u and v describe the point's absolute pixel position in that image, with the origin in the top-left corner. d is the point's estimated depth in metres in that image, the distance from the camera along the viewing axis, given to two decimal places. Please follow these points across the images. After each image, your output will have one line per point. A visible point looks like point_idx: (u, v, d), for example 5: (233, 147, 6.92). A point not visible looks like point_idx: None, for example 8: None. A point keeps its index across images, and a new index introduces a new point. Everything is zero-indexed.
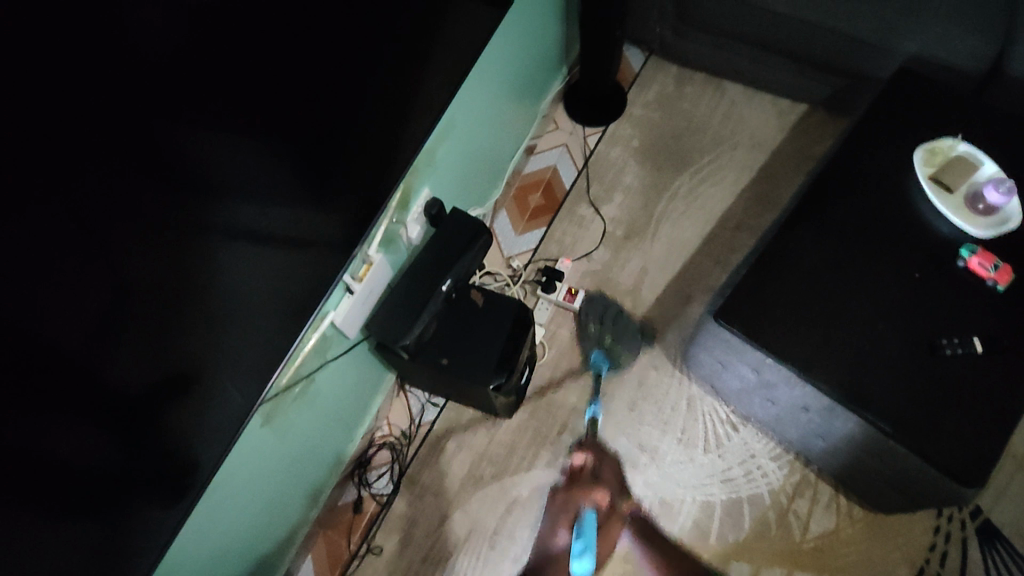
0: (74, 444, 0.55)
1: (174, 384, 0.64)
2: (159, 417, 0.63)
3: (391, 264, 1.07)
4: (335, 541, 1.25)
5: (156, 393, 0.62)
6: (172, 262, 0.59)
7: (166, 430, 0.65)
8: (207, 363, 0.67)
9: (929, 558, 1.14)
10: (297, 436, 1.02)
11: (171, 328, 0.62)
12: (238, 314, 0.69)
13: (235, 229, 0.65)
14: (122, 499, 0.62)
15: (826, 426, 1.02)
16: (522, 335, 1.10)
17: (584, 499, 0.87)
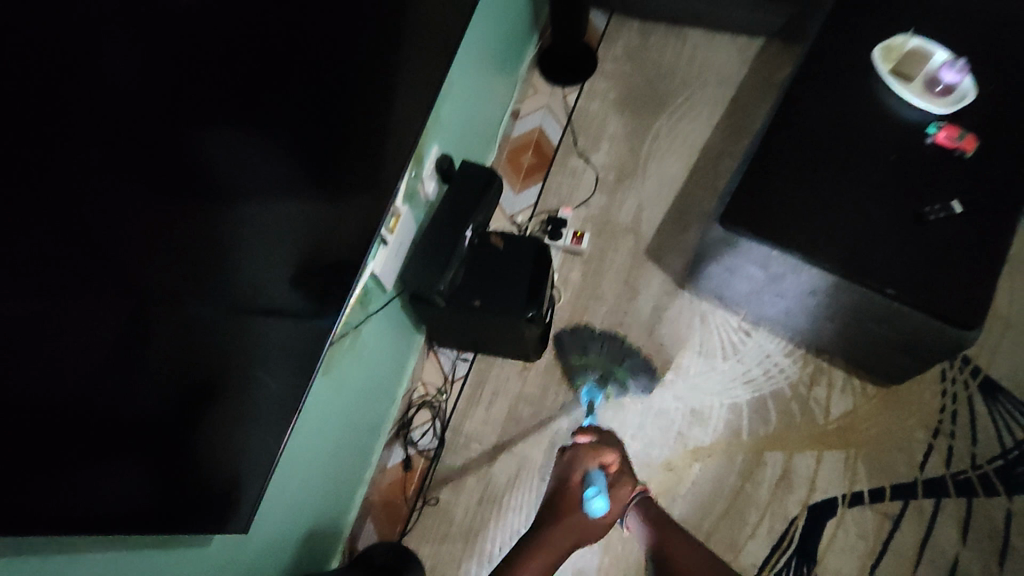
0: (165, 377, 0.52)
1: (256, 319, 0.62)
2: (242, 354, 0.61)
3: (414, 218, 1.13)
4: (391, 499, 1.29)
5: (235, 327, 0.59)
6: (250, 189, 0.57)
7: (251, 369, 0.62)
8: (286, 297, 0.66)
9: (941, 419, 1.24)
10: (349, 392, 1.07)
11: (246, 257, 0.59)
12: (278, 276, 0.64)
13: (262, 189, 0.59)
14: (181, 495, 0.57)
15: (834, 305, 1.12)
16: (545, 269, 1.17)
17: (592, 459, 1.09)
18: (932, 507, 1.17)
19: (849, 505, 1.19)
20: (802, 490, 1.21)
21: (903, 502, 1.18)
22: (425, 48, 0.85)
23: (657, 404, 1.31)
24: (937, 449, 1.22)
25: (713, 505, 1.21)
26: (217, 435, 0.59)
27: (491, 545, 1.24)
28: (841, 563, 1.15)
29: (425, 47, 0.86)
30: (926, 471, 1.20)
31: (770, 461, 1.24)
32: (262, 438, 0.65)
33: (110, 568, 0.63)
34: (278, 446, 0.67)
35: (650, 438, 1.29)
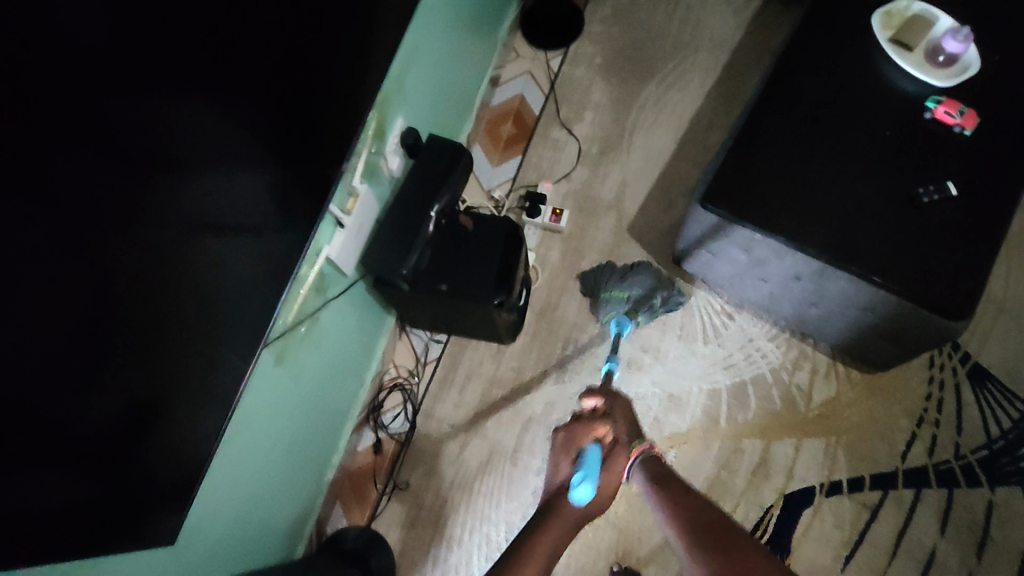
0: (74, 389, 0.49)
1: (177, 320, 0.58)
2: (163, 357, 0.57)
3: (375, 197, 1.07)
4: (360, 484, 1.26)
5: (156, 330, 0.55)
6: (160, 181, 0.53)
7: (172, 371, 0.59)
8: (213, 297, 0.62)
9: (926, 407, 1.20)
10: (309, 380, 1.03)
11: (164, 256, 0.55)
12: (213, 285, 0.61)
13: (189, 199, 0.56)
14: (111, 515, 0.56)
15: (818, 291, 1.06)
16: (515, 252, 1.11)
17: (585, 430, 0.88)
18: (911, 497, 1.15)
19: (827, 494, 1.16)
20: (780, 479, 1.18)
21: (882, 491, 1.15)
22: (375, 17, 0.78)
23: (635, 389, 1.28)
24: (920, 438, 1.18)
25: None
26: (136, 443, 0.56)
27: (462, 531, 1.22)
28: (816, 553, 1.13)
29: (375, 16, 0.78)
30: (908, 460, 1.17)
31: (748, 449, 1.20)
32: (186, 451, 0.63)
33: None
34: (206, 448, 0.65)
35: None
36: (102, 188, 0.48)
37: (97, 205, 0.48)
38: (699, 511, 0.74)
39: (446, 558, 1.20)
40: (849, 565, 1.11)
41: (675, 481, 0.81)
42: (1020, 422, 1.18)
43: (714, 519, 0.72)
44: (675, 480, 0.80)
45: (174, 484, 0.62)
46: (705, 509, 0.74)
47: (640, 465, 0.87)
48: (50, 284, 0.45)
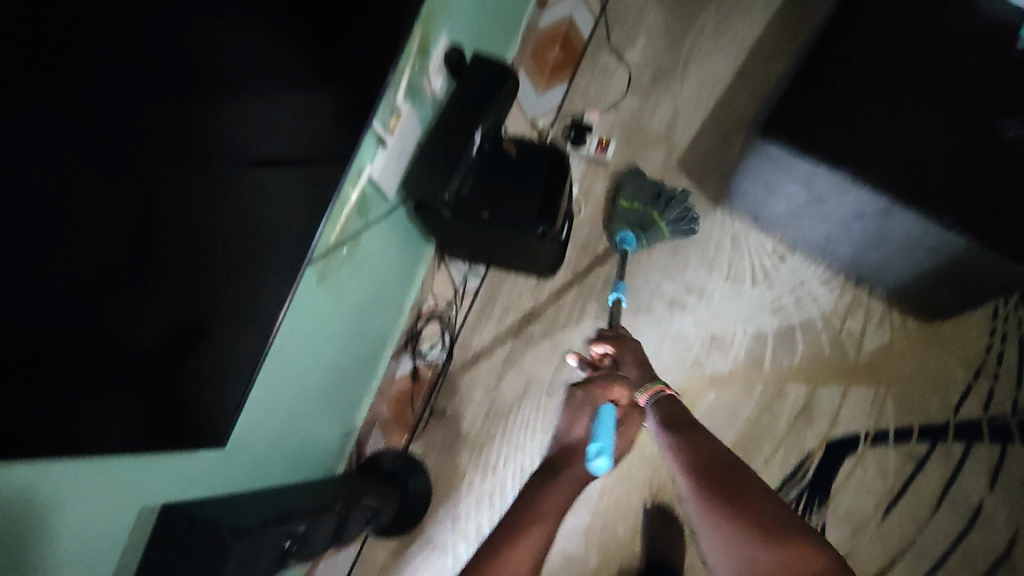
0: (117, 292, 0.48)
1: (228, 230, 0.55)
2: (213, 267, 0.55)
3: (418, 118, 1.02)
4: (398, 409, 1.28)
5: (203, 239, 0.53)
6: (207, 78, 0.50)
7: (223, 284, 0.57)
8: (267, 208, 0.59)
9: (985, 360, 1.14)
10: (350, 304, 1.03)
11: (213, 160, 0.52)
12: (261, 200, 0.58)
13: (233, 105, 0.52)
14: (161, 417, 0.56)
15: (881, 232, 1.00)
16: (561, 182, 1.07)
17: (604, 395, 0.84)
18: (960, 451, 1.11)
19: (871, 444, 1.13)
20: (823, 425, 1.15)
21: (930, 444, 1.12)
22: None
23: (676, 329, 1.25)
24: (976, 392, 1.13)
25: (724, 434, 1.17)
26: (184, 354, 0.56)
27: (496, 459, 1.23)
28: (855, 500, 1.11)
29: None
30: (961, 414, 1.12)
31: (791, 393, 1.17)
32: (238, 364, 0.62)
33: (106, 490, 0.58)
34: (256, 364, 0.63)
35: (665, 363, 1.23)
36: (134, 83, 0.45)
37: (129, 101, 0.45)
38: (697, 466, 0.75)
39: (481, 484, 1.22)
40: (889, 514, 1.09)
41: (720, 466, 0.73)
42: None
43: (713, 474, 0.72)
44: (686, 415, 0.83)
45: (223, 397, 0.62)
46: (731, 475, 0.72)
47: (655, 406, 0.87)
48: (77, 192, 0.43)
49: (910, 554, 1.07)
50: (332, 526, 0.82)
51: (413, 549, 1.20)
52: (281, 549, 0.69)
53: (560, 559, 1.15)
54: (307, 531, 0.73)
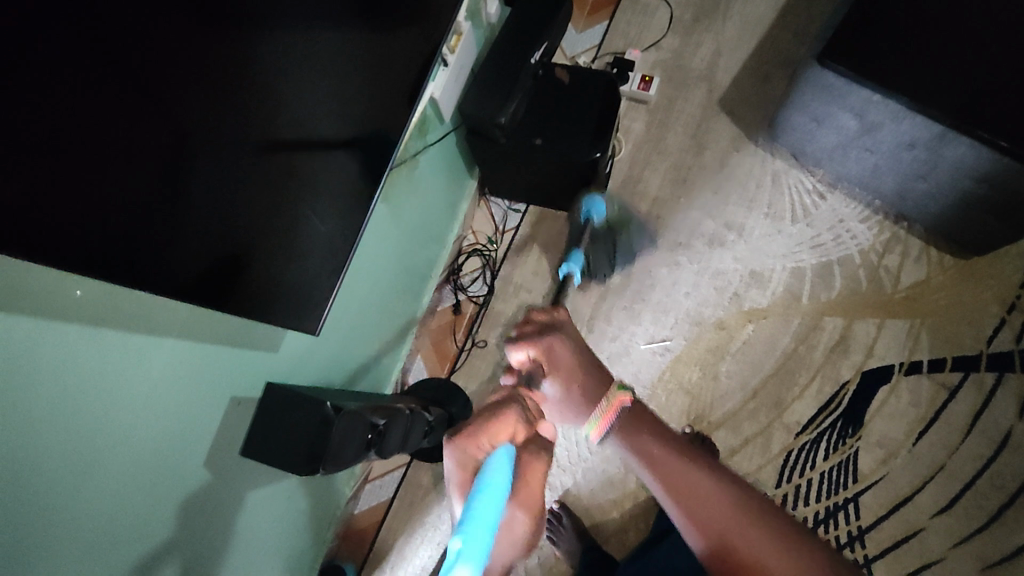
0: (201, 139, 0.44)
1: (307, 90, 0.52)
2: (293, 131, 0.52)
3: (475, 41, 1.03)
4: (441, 340, 1.31)
5: (282, 94, 0.50)
6: None
7: (306, 152, 0.54)
8: (348, 76, 0.56)
9: (1020, 295, 1.18)
10: (404, 229, 1.04)
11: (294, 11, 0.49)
12: (309, 133, 0.54)
13: (284, 22, 0.48)
14: (252, 293, 0.53)
15: (931, 160, 1.02)
16: (613, 109, 1.08)
17: (481, 441, 0.67)
18: (993, 381, 1.14)
19: (906, 374, 1.16)
20: (859, 356, 1.18)
21: (963, 374, 1.15)
22: None
23: (715, 265, 1.27)
24: (1009, 325, 1.16)
25: (762, 365, 1.20)
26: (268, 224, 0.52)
27: None
28: (889, 427, 1.14)
29: None
30: (994, 346, 1.16)
31: (829, 326, 1.20)
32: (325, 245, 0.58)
33: (181, 360, 0.61)
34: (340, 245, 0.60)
35: (704, 298, 1.26)
36: None
37: None
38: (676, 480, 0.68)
39: None
40: (921, 440, 1.13)
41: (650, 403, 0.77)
42: None
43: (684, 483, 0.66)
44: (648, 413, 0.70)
45: (308, 281, 0.58)
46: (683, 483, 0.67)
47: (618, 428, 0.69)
48: (123, 117, 0.39)
49: (941, 477, 1.11)
50: (403, 428, 0.84)
51: None
52: (366, 439, 0.72)
53: (601, 482, 1.19)
54: (387, 427, 0.76)
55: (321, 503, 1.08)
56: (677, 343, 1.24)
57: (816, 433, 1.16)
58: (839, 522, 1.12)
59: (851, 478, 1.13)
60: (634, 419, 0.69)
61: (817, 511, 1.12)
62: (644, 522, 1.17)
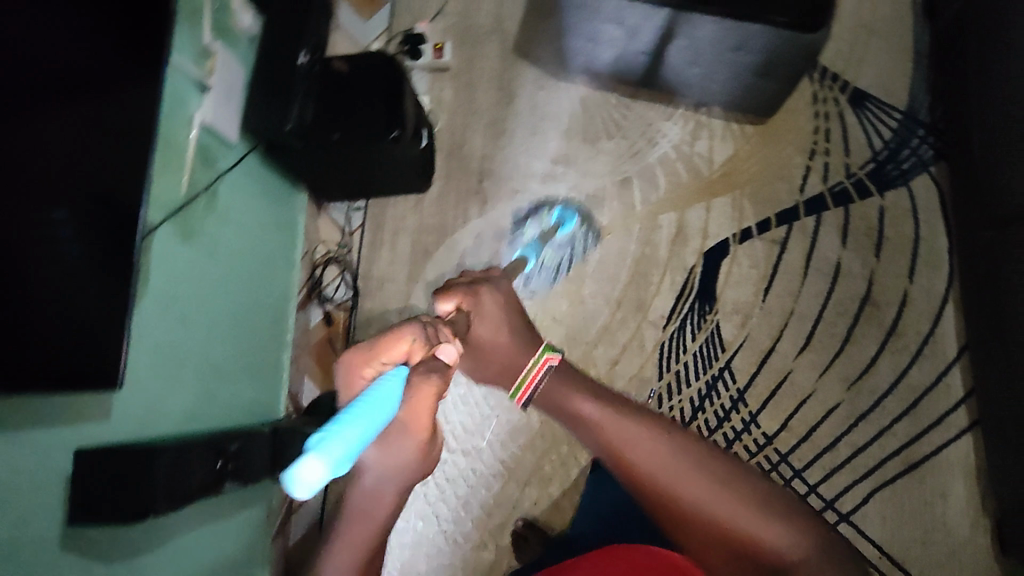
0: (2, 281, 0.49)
1: (89, 212, 0.56)
2: (92, 243, 0.57)
3: (236, 57, 1.01)
4: (322, 354, 1.32)
5: (67, 219, 0.54)
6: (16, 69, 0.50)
7: (106, 249, 0.58)
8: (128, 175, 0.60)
9: (816, 141, 1.28)
10: (232, 259, 1.04)
11: (43, 145, 0.52)
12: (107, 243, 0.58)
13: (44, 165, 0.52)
14: (80, 375, 0.55)
15: (693, 43, 1.09)
16: (400, 86, 1.10)
17: None
18: (813, 223, 1.25)
19: (740, 242, 1.26)
20: (697, 240, 1.27)
21: (787, 225, 1.25)
22: None
23: (555, 200, 1.33)
24: (815, 169, 1.27)
25: (617, 277, 1.27)
26: (97, 332, 0.57)
27: None
28: (739, 293, 1.24)
29: None
30: (806, 192, 1.26)
31: (665, 222, 1.28)
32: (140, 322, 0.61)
33: None
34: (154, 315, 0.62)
35: (552, 234, 1.32)
36: None
37: None
38: (700, 490, 0.71)
39: None
40: (768, 295, 1.23)
41: (621, 411, 0.80)
42: (899, 131, 1.28)
43: (732, 505, 0.70)
44: (612, 406, 0.80)
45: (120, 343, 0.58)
46: (711, 484, 0.72)
47: (546, 388, 0.87)
48: None
49: (794, 321, 1.22)
50: (268, 448, 0.86)
51: None
52: (216, 468, 0.74)
53: (507, 431, 1.24)
54: (243, 449, 0.79)
55: (239, 525, 1.09)
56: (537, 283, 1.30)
57: (679, 321, 1.24)
58: (720, 391, 1.21)
59: (720, 349, 1.23)
60: (559, 381, 0.86)
61: (699, 389, 1.22)
62: (557, 453, 1.23)
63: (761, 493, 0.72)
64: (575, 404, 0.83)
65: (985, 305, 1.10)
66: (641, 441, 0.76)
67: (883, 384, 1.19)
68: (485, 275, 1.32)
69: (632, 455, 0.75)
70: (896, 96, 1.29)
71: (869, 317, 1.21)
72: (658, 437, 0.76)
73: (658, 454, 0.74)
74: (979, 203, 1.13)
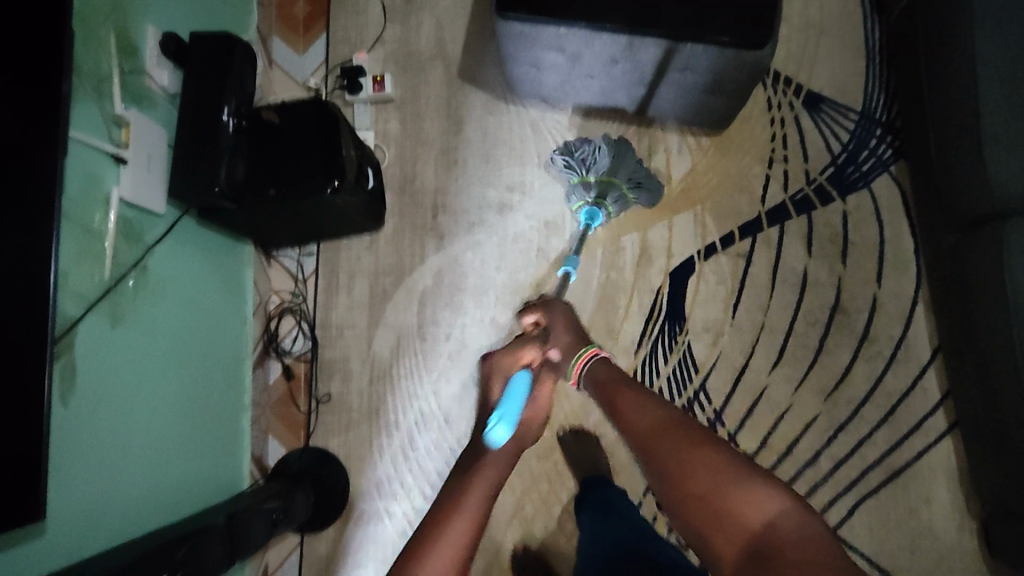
0: None
1: None
2: None
3: (155, 121, 0.96)
4: (285, 411, 1.26)
5: None
6: None
7: None
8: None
9: (774, 148, 1.25)
10: (172, 332, 0.99)
11: None
12: None
13: None
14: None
15: (637, 65, 1.05)
16: (335, 131, 1.05)
17: None
18: (777, 233, 1.22)
19: (706, 258, 1.23)
20: (662, 260, 1.23)
21: (751, 238, 1.23)
22: None
23: (513, 229, 1.28)
24: (774, 177, 1.24)
25: (584, 304, 1.24)
26: None
27: (397, 415, 1.25)
28: (708, 311, 1.21)
29: None
30: (768, 201, 1.23)
31: (628, 244, 1.24)
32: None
33: None
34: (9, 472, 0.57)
35: (515, 265, 1.27)
36: None
37: None
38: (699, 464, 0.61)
39: (390, 443, 1.24)
40: (738, 312, 1.21)
41: (625, 388, 0.76)
42: (856, 132, 1.25)
43: (722, 482, 0.58)
44: (623, 382, 0.77)
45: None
46: (713, 456, 0.61)
47: (590, 370, 0.86)
48: None
49: (765, 336, 1.19)
50: (224, 540, 0.83)
51: (350, 528, 1.22)
52: None
53: None
54: (192, 552, 0.77)
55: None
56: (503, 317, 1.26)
57: (650, 345, 1.21)
58: (696, 413, 1.18)
59: (693, 371, 1.20)
60: (600, 365, 0.85)
61: None
62: (537, 493, 1.19)
63: (747, 478, 0.58)
64: (606, 376, 0.82)
65: (954, 308, 1.08)
66: (641, 413, 0.70)
67: (859, 393, 1.17)
68: (448, 312, 1.27)
69: (625, 420, 0.71)
70: (851, 97, 1.27)
71: (841, 325, 1.19)
72: (655, 410, 0.69)
73: (649, 423, 0.67)
74: (940, 205, 1.11)
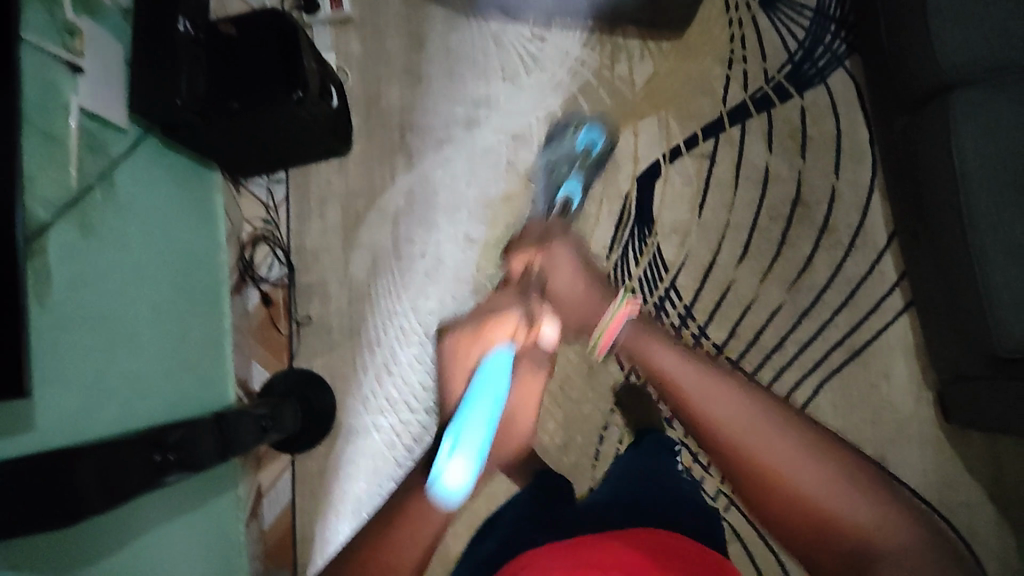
0: None
1: None
2: None
3: (109, 33, 0.94)
4: (266, 336, 1.28)
5: None
6: None
7: None
8: None
9: (733, 49, 1.27)
10: (145, 249, 0.98)
11: None
12: None
13: None
14: None
15: None
16: (296, 40, 1.03)
17: None
18: (739, 133, 1.25)
19: (671, 161, 1.25)
20: (629, 165, 1.26)
21: (715, 138, 1.25)
22: None
23: (482, 144, 1.29)
24: (733, 78, 1.27)
25: None
26: None
27: (378, 333, 1.27)
28: (675, 212, 1.24)
29: None
30: (728, 102, 1.26)
31: None
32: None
33: None
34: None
35: (485, 179, 1.29)
36: None
37: None
38: (792, 446, 0.56)
39: (373, 361, 1.26)
40: (704, 211, 1.24)
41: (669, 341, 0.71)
42: (811, 30, 1.28)
43: (832, 480, 0.53)
44: (659, 335, 0.72)
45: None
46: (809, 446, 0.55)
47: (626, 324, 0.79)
48: None
49: (731, 232, 1.23)
50: (215, 434, 0.84)
51: (339, 444, 1.24)
52: (154, 461, 0.72)
53: None
54: (185, 438, 0.78)
55: (208, 518, 1.07)
56: (477, 231, 1.27)
57: (622, 248, 1.24)
58: (668, 310, 1.22)
59: (663, 271, 1.24)
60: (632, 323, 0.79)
61: (648, 311, 1.23)
62: None
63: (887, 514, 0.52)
64: (638, 331, 0.76)
65: (906, 190, 1.13)
66: (722, 391, 0.59)
67: (821, 280, 1.22)
68: (421, 229, 1.28)
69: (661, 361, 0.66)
70: None
71: (802, 217, 1.23)
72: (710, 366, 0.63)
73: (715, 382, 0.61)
74: (892, 91, 1.14)
